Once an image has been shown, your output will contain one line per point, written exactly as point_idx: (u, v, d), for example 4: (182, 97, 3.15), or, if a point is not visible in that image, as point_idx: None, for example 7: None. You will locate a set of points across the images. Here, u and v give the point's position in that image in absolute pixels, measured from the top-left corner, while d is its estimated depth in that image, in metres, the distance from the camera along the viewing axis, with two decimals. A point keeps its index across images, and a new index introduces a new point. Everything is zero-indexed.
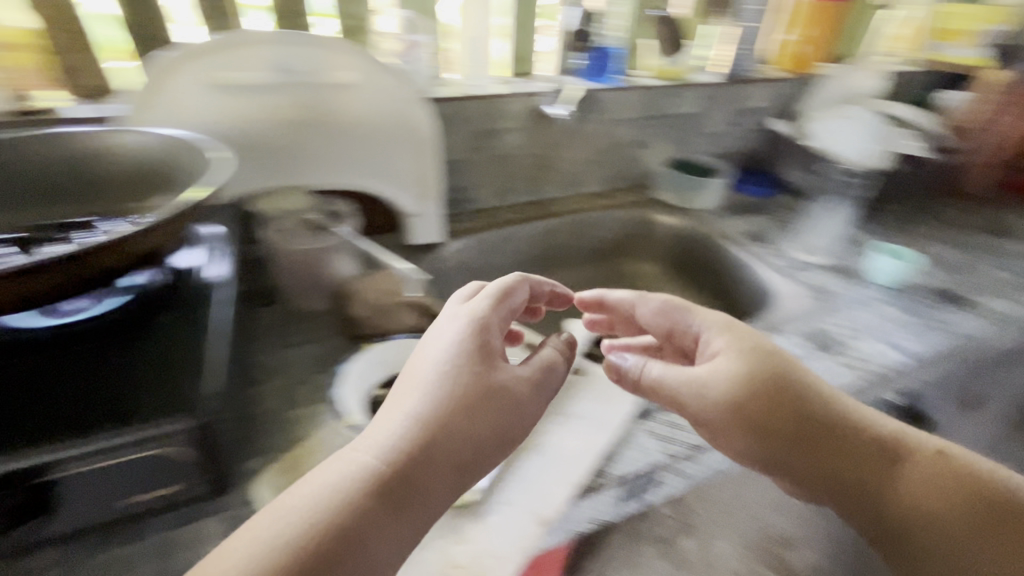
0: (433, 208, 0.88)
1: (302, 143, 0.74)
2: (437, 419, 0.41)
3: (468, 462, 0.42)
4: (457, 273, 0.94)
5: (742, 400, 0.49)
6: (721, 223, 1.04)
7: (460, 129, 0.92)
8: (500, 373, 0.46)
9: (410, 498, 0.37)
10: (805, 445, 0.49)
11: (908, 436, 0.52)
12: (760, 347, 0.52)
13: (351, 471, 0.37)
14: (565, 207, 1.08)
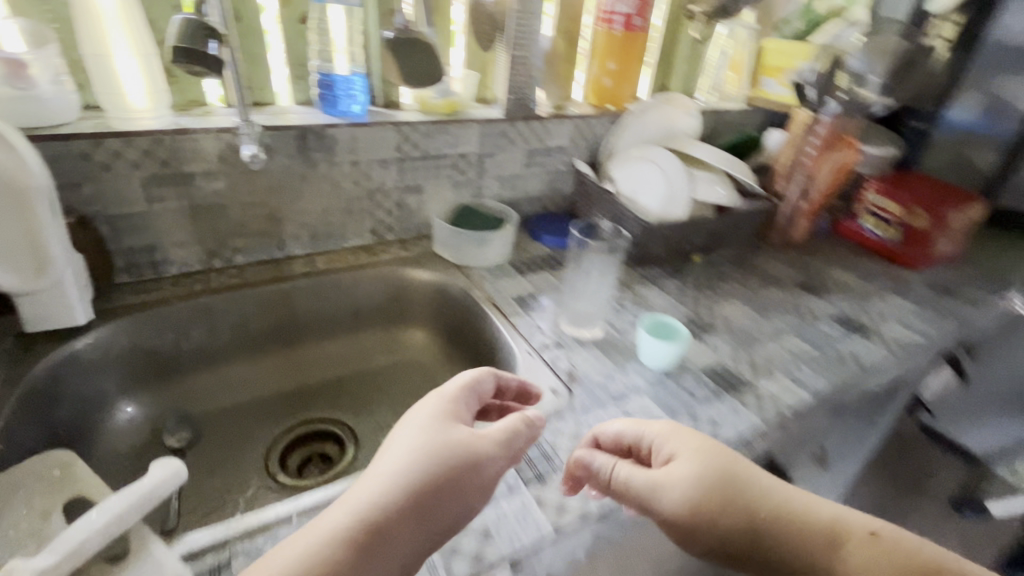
0: (58, 282, 0.65)
1: None
2: (410, 480, 0.44)
3: (426, 521, 0.43)
4: (114, 365, 0.71)
5: (700, 500, 0.49)
6: (489, 283, 0.87)
7: (120, 176, 0.70)
8: (460, 436, 0.47)
9: (370, 554, 0.41)
10: (756, 538, 0.49)
11: (852, 534, 0.50)
12: (706, 444, 0.53)
13: (316, 539, 0.40)
14: (307, 268, 0.86)
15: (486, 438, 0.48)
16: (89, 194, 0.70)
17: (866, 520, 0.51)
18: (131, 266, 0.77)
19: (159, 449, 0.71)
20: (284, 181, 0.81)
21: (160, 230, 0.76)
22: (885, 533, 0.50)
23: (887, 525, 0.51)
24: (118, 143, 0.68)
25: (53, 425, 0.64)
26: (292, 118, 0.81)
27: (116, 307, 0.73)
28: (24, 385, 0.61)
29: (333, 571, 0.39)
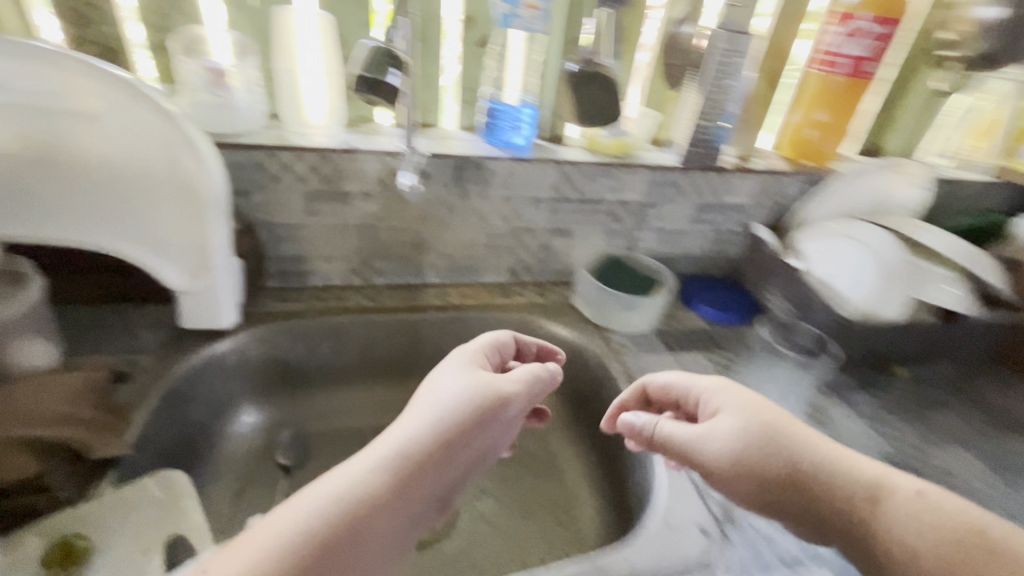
0: (215, 285, 0.67)
1: (27, 180, 0.58)
2: (445, 413, 0.45)
3: (462, 452, 0.45)
4: (247, 370, 0.72)
5: (744, 454, 0.47)
6: (632, 359, 0.76)
7: (287, 189, 0.71)
8: (486, 379, 0.49)
9: (415, 481, 0.42)
10: (796, 492, 0.45)
11: (904, 503, 0.43)
12: (755, 400, 0.50)
13: (363, 469, 0.40)
14: (440, 300, 0.82)
15: (507, 381, 0.50)
16: (257, 202, 0.71)
17: (923, 490, 0.44)
18: (282, 273, 0.78)
19: (270, 464, 0.71)
20: (433, 209, 0.77)
21: (312, 243, 0.76)
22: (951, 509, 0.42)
23: (953, 499, 0.43)
24: (289, 157, 0.69)
25: (183, 423, 0.65)
26: (454, 145, 0.76)
27: (260, 314, 0.74)
28: (167, 383, 0.62)
29: (379, 493, 0.40)
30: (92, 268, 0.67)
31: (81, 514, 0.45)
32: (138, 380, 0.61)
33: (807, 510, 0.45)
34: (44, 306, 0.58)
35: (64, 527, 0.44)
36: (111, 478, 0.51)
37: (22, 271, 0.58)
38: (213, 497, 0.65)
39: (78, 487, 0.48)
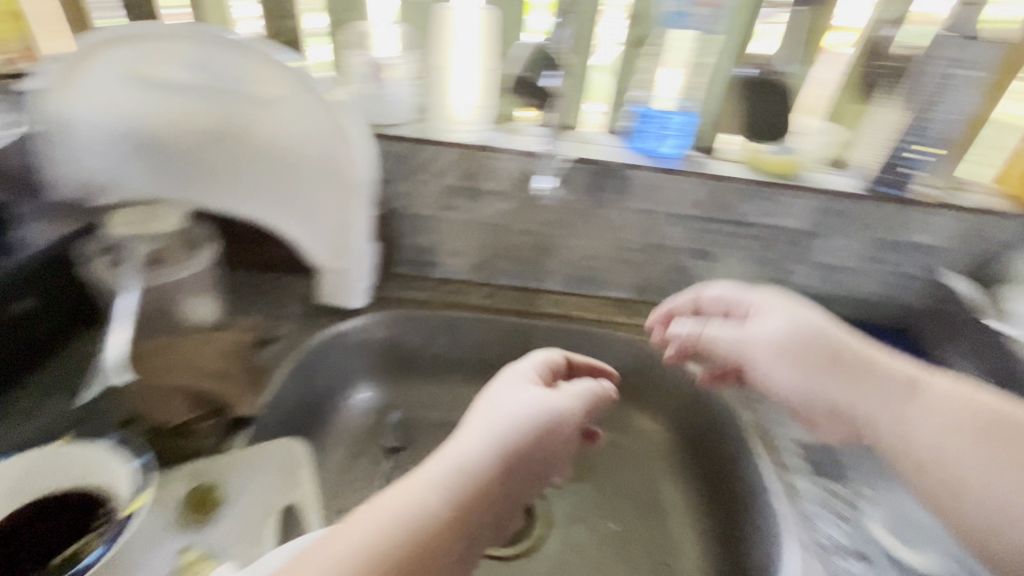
0: (352, 266, 0.71)
1: (219, 156, 0.67)
2: (510, 431, 0.39)
3: (523, 480, 0.38)
4: (368, 349, 0.75)
5: (787, 346, 0.51)
6: (765, 412, 0.68)
7: (427, 181, 0.73)
8: (541, 396, 0.43)
9: (474, 513, 0.35)
10: (842, 381, 0.48)
11: (932, 396, 0.45)
12: (798, 300, 0.54)
13: (424, 492, 0.34)
14: (558, 309, 0.80)
15: (562, 399, 0.44)
16: (397, 191, 0.74)
17: (950, 385, 0.45)
18: (411, 260, 0.80)
19: (375, 447, 0.72)
20: (564, 214, 0.74)
21: (443, 236, 0.78)
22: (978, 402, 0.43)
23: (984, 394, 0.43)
24: (432, 150, 0.71)
25: (309, 390, 0.69)
26: (594, 150, 0.72)
27: (387, 298, 0.77)
28: (301, 352, 0.67)
29: (446, 522, 0.33)
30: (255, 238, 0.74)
31: (217, 468, 0.50)
32: (276, 345, 0.67)
33: (853, 396, 0.48)
34: (212, 267, 0.65)
35: (207, 473, 0.49)
36: (243, 437, 0.55)
37: (201, 234, 0.66)
38: (324, 464, 0.69)
39: (218, 436, 0.54)
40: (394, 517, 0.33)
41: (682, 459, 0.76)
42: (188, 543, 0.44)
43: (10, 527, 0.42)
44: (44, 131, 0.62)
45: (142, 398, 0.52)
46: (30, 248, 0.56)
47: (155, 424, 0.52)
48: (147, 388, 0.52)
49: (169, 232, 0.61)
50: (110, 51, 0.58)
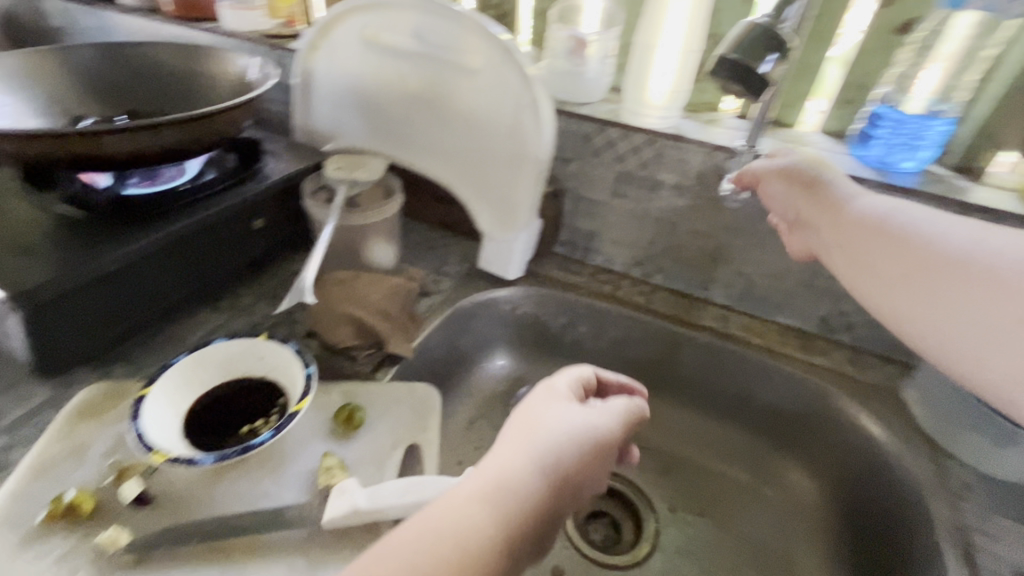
0: (515, 239, 0.73)
1: (420, 118, 0.74)
2: (549, 451, 0.37)
3: (561, 499, 0.37)
4: (514, 319, 0.78)
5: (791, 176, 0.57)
6: (969, 513, 0.54)
7: (604, 165, 0.71)
8: (577, 414, 0.41)
9: (514, 535, 0.34)
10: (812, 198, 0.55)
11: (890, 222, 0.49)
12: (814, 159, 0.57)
13: (463, 511, 0.33)
14: (718, 325, 0.73)
15: (599, 416, 0.41)
16: (573, 171, 0.74)
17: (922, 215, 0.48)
18: (571, 242, 0.80)
19: (501, 413, 0.74)
20: (750, 223, 0.67)
21: (608, 223, 0.76)
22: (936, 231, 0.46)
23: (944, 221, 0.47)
24: (615, 134, 0.69)
25: (456, 347, 0.73)
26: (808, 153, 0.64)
27: (542, 274, 0.78)
28: (455, 307, 0.71)
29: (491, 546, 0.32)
30: (437, 199, 0.81)
31: (365, 395, 0.56)
32: (436, 296, 0.73)
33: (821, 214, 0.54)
34: (397, 216, 0.73)
35: (358, 392, 0.56)
36: (392, 370, 0.61)
37: (393, 186, 0.75)
38: (451, 417, 0.73)
39: (372, 365, 0.61)
40: (436, 541, 0.32)
41: (836, 532, 0.64)
42: (332, 450, 0.50)
43: (214, 397, 0.52)
44: (307, 84, 0.79)
45: (324, 316, 0.61)
46: (273, 177, 0.69)
47: (328, 342, 0.61)
48: (329, 310, 0.61)
49: (371, 180, 0.70)
50: (365, 14, 0.72)
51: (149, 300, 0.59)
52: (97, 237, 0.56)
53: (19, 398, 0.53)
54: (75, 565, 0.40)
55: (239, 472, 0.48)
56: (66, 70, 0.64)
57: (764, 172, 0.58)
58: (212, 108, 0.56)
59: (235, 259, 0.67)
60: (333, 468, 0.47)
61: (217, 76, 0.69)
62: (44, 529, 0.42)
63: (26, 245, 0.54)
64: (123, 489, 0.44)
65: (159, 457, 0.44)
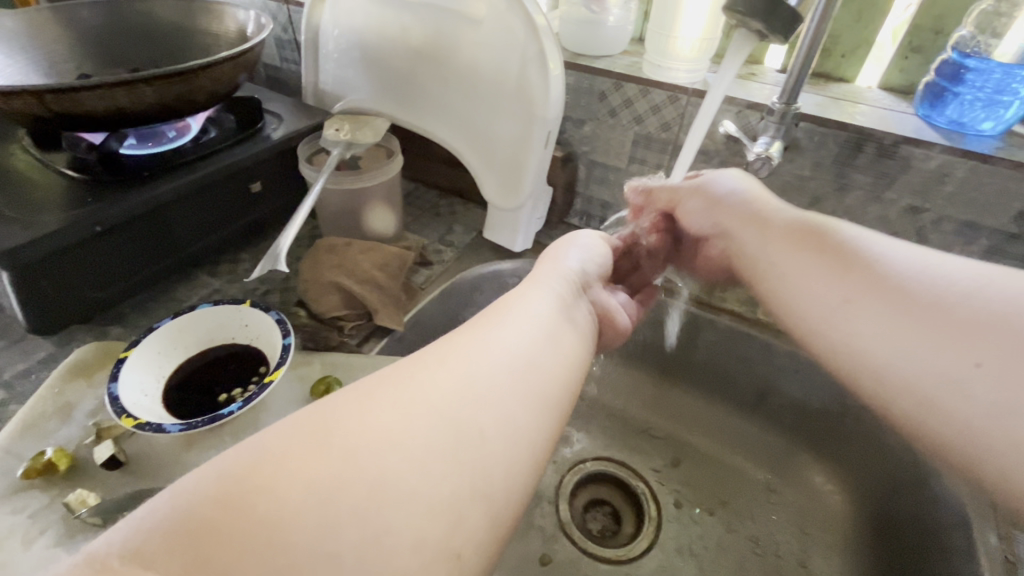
0: (519, 208, 0.67)
1: (422, 72, 0.69)
2: (562, 262, 0.43)
3: (578, 291, 0.41)
4: None
5: (696, 194, 0.50)
6: None
7: (620, 125, 0.64)
8: (575, 241, 0.47)
9: (565, 311, 0.37)
10: (730, 218, 0.46)
11: (849, 240, 0.38)
12: (732, 175, 0.49)
13: (514, 313, 0.34)
14: (743, 309, 0.65)
15: (593, 239, 0.49)
16: (588, 133, 0.67)
17: (893, 241, 0.38)
18: (585, 213, 0.74)
19: None
20: (785, 195, 0.58)
21: (625, 193, 0.69)
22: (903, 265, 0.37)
23: (914, 245, 0.37)
24: (633, 91, 0.61)
25: (456, 321, 0.70)
26: (861, 112, 0.54)
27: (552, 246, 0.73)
28: (455, 279, 0.68)
29: (553, 325, 0.35)
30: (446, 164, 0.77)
31: (347, 368, 0.54)
32: (436, 267, 0.69)
33: (741, 232, 0.45)
34: (397, 181, 0.69)
35: (342, 365, 0.54)
36: (381, 343, 0.59)
37: (393, 148, 0.71)
38: None
39: (359, 338, 0.59)
40: (494, 330, 0.32)
41: (863, 545, 0.57)
42: None
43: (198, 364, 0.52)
44: (312, 40, 0.76)
45: (313, 284, 0.59)
46: (272, 138, 0.67)
47: (316, 311, 0.59)
48: (317, 278, 0.59)
49: (371, 142, 0.69)
50: None
51: (142, 262, 0.59)
52: (86, 197, 0.56)
53: (22, 354, 0.55)
54: (47, 522, 0.41)
55: (212, 439, 0.47)
56: (72, 28, 0.64)
57: (677, 190, 0.52)
58: (192, 63, 0.53)
59: (232, 223, 0.66)
60: None
61: (217, 32, 0.66)
62: (24, 484, 0.43)
63: (22, 205, 0.54)
64: (96, 450, 0.44)
65: (128, 422, 0.44)
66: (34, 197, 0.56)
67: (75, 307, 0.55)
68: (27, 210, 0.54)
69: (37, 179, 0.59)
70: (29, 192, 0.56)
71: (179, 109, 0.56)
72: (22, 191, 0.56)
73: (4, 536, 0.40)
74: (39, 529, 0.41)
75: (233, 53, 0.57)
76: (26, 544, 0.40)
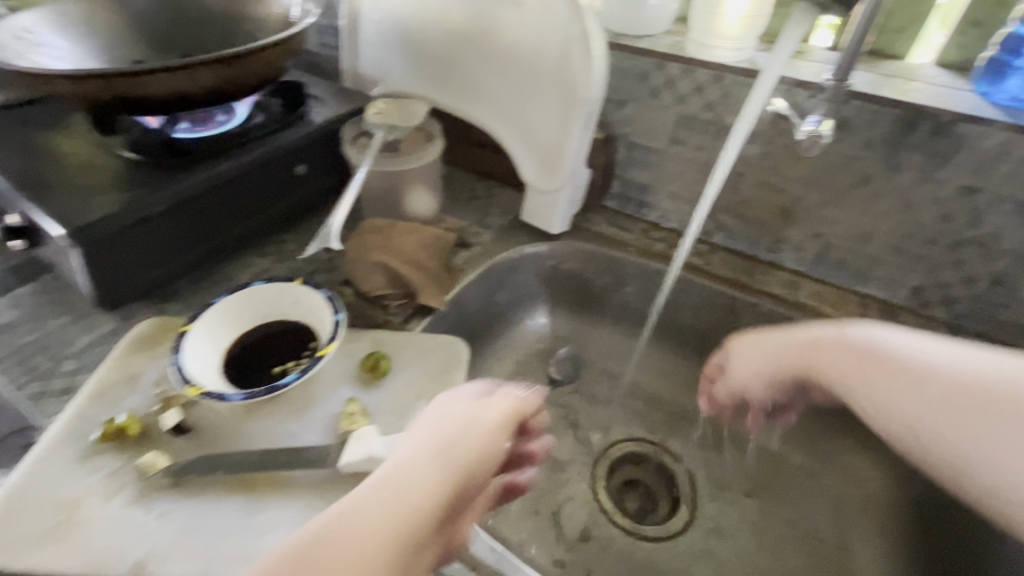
0: (557, 191, 0.68)
1: (462, 56, 0.70)
2: (456, 447, 0.35)
3: (449, 505, 0.33)
4: (556, 275, 0.74)
5: (751, 360, 0.49)
6: None
7: (662, 106, 0.64)
8: (479, 406, 0.39)
9: (410, 542, 0.30)
10: (797, 358, 0.46)
11: (912, 364, 0.39)
12: (784, 328, 0.48)
13: (350, 542, 0.29)
14: (785, 292, 0.65)
15: (496, 404, 0.39)
16: (628, 115, 0.67)
17: (977, 360, 0.37)
18: (623, 195, 0.74)
19: (541, 373, 0.73)
20: (832, 176, 0.58)
21: (664, 174, 0.69)
22: (991, 374, 0.36)
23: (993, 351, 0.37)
24: (677, 71, 0.61)
25: (494, 302, 0.71)
26: (917, 89, 0.53)
27: (589, 229, 0.73)
28: (494, 261, 0.69)
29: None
30: (483, 148, 0.78)
31: (394, 344, 0.55)
32: (476, 248, 0.70)
33: (810, 363, 0.45)
34: (437, 164, 0.70)
35: (388, 342, 0.56)
36: (424, 322, 0.60)
37: (433, 132, 0.72)
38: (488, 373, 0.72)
39: (403, 316, 0.60)
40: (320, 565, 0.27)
41: (906, 530, 0.57)
42: (358, 396, 0.51)
43: (252, 339, 0.54)
44: (353, 26, 0.77)
45: (360, 264, 0.61)
46: (315, 122, 0.69)
47: (362, 290, 0.61)
48: (363, 258, 0.61)
49: (410, 126, 0.69)
50: None
51: (195, 242, 0.61)
52: (144, 181, 0.58)
53: (89, 328, 0.58)
54: (122, 482, 0.44)
55: (269, 410, 0.49)
56: (127, 16, 0.66)
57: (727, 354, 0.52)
58: (246, 48, 0.54)
59: (278, 205, 0.68)
60: (354, 413, 0.48)
61: (263, 19, 0.68)
62: (99, 447, 0.46)
63: (87, 187, 0.57)
64: (164, 417, 0.47)
65: (193, 391, 0.47)
66: (98, 179, 0.58)
67: (137, 284, 0.58)
68: (92, 192, 0.56)
69: (98, 161, 0.61)
70: (93, 175, 0.59)
71: (231, 94, 0.58)
72: (87, 173, 0.59)
73: (85, 494, 0.43)
74: (115, 489, 0.43)
75: (283, 38, 0.58)
76: (106, 501, 0.43)
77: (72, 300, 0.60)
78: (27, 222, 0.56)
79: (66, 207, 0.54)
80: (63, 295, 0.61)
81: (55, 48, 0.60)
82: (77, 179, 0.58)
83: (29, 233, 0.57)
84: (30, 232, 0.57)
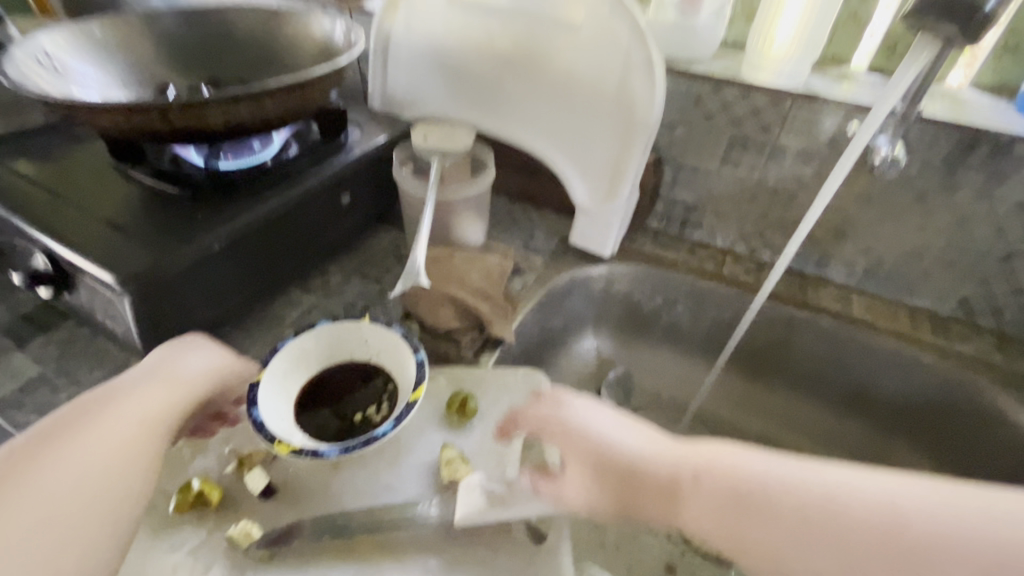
0: (612, 214, 0.67)
1: (506, 81, 0.69)
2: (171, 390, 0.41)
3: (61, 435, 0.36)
4: (604, 299, 0.73)
5: (600, 485, 0.37)
6: None
7: (714, 129, 0.65)
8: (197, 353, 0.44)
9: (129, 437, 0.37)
10: (662, 498, 0.35)
11: (779, 495, 0.32)
12: (623, 449, 0.38)
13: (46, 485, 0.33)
14: (839, 306, 0.66)
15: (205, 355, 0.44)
16: (679, 138, 0.67)
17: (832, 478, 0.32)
18: (667, 216, 0.74)
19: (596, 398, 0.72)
20: (888, 194, 0.60)
21: (713, 195, 0.70)
22: (855, 496, 0.31)
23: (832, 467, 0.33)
24: (734, 95, 0.62)
25: (547, 328, 0.69)
26: (969, 112, 0.56)
27: (636, 250, 0.73)
28: (549, 287, 0.67)
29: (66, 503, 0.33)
30: (523, 171, 0.77)
31: (472, 381, 0.53)
32: (529, 274, 0.69)
33: (677, 505, 0.35)
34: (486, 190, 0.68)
35: (467, 379, 0.53)
36: (495, 354, 0.59)
37: (481, 156, 0.70)
38: None
39: (475, 349, 0.59)
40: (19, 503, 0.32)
41: None
42: (449, 442, 0.48)
43: (323, 385, 0.50)
44: (384, 50, 0.74)
45: (425, 298, 0.58)
46: (359, 149, 0.65)
47: (429, 326, 0.58)
48: (427, 291, 0.58)
49: (461, 150, 0.65)
50: None
51: (243, 282, 0.56)
52: (187, 218, 0.54)
53: None
54: (210, 559, 0.40)
55: (357, 463, 0.46)
56: (152, 41, 0.62)
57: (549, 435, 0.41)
58: (308, 74, 0.52)
59: (322, 237, 0.64)
60: (457, 462, 0.45)
61: (301, 43, 0.64)
62: (176, 520, 0.41)
63: (125, 227, 0.52)
64: (249, 480, 0.42)
65: (282, 448, 0.42)
66: (135, 218, 0.53)
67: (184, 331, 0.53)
68: (131, 233, 0.51)
69: (129, 197, 0.56)
70: (128, 213, 0.54)
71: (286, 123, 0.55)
72: (120, 211, 0.54)
73: None
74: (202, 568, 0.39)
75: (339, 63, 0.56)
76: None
77: (105, 352, 0.54)
78: (55, 266, 0.50)
79: (109, 249, 0.49)
80: (94, 344, 0.55)
81: (85, 78, 0.56)
82: (111, 218, 0.53)
83: (57, 278, 0.51)
84: (58, 278, 0.51)
